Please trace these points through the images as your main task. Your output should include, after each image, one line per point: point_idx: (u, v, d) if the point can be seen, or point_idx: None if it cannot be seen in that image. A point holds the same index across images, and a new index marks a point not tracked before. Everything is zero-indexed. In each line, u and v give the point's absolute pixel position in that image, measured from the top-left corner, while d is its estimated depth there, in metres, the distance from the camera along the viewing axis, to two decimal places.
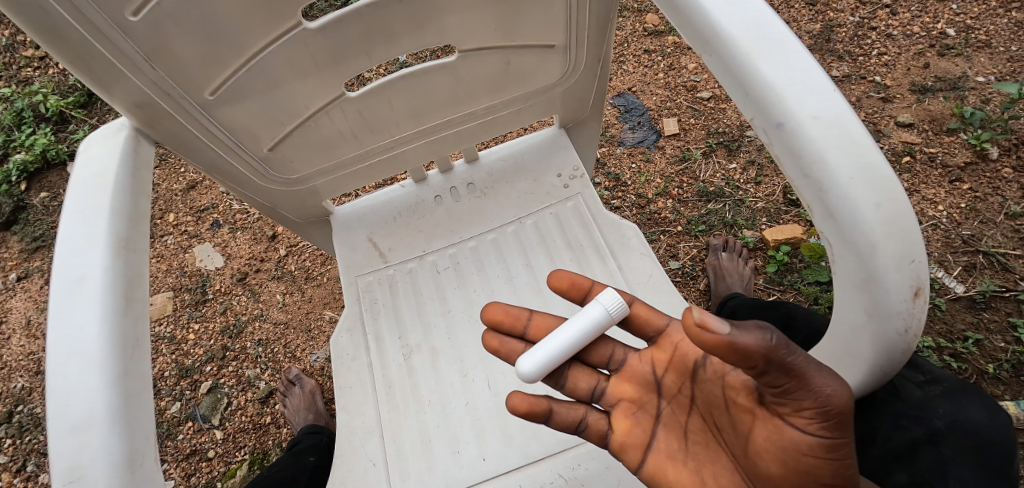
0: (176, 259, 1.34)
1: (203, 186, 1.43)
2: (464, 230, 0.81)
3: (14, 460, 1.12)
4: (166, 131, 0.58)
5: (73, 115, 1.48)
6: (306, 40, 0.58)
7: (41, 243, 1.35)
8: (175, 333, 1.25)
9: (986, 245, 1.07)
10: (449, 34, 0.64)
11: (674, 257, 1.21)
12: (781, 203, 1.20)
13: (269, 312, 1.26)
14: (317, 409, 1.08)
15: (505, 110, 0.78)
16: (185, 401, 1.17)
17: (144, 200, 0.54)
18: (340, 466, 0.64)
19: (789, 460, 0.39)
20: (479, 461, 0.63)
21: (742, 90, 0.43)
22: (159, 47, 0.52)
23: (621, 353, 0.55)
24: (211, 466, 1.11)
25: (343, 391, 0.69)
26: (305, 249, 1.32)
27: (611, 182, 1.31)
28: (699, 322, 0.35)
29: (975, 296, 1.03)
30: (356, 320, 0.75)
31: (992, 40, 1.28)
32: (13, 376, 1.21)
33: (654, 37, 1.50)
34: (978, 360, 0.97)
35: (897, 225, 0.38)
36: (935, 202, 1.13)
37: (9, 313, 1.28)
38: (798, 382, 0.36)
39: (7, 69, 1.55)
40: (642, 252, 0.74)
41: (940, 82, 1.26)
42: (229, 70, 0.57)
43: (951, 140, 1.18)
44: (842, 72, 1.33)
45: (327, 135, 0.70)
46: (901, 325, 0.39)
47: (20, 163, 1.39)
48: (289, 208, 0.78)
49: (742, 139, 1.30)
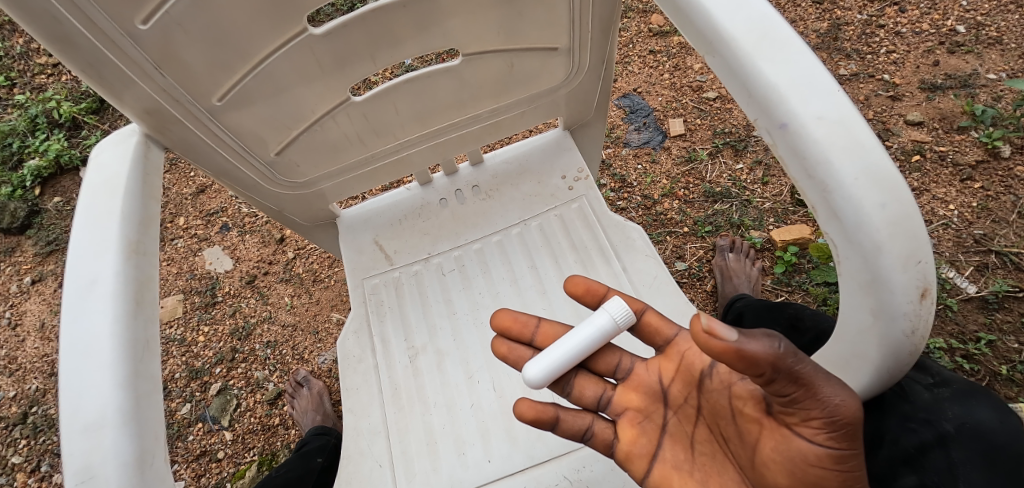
0: (186, 261, 1.35)
1: (214, 190, 1.44)
2: (469, 232, 0.82)
3: (29, 460, 1.14)
4: (176, 137, 0.59)
5: (85, 121, 1.51)
6: (312, 46, 0.59)
7: (54, 246, 1.38)
8: (186, 335, 1.26)
9: (998, 244, 1.06)
10: (452, 38, 0.64)
11: (680, 258, 1.20)
12: (789, 203, 1.20)
13: (278, 314, 1.27)
14: (324, 410, 1.09)
15: (510, 113, 0.78)
16: (195, 402, 1.19)
17: (154, 205, 0.55)
18: (347, 466, 0.64)
19: (797, 471, 0.39)
20: (484, 463, 0.63)
21: (746, 90, 0.43)
22: (167, 54, 0.52)
23: (628, 362, 0.54)
24: (222, 467, 1.13)
25: (349, 392, 0.70)
26: (314, 251, 1.34)
27: (616, 183, 1.31)
28: (707, 329, 0.35)
29: (987, 296, 1.01)
30: (362, 321, 0.75)
31: (1004, 37, 1.27)
32: (28, 377, 1.23)
33: (659, 37, 1.50)
34: (991, 361, 0.96)
35: (902, 224, 0.38)
36: (946, 201, 1.12)
37: (24, 316, 1.30)
38: (805, 392, 0.36)
39: (21, 76, 1.58)
40: (647, 253, 0.74)
41: (950, 80, 1.24)
42: (236, 75, 0.58)
43: (962, 138, 1.17)
44: (850, 71, 1.32)
45: (333, 139, 0.71)
46: (907, 326, 0.38)
47: (34, 168, 1.42)
48: (296, 212, 0.79)
49: (749, 139, 1.29)
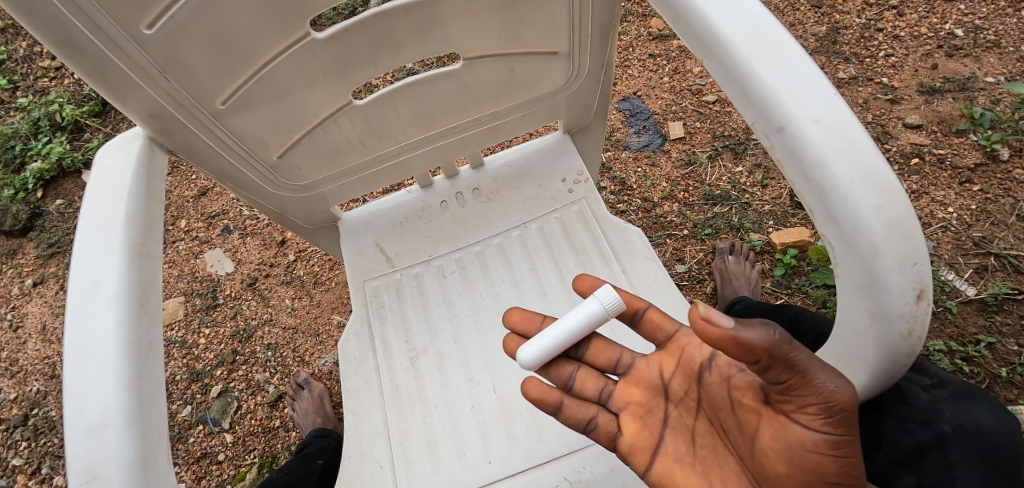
0: (187, 264, 1.36)
1: (215, 193, 1.45)
2: (470, 235, 0.82)
3: (30, 462, 1.15)
4: (180, 140, 0.59)
5: (88, 124, 1.52)
6: (314, 50, 0.59)
7: (56, 249, 1.38)
8: (187, 337, 1.27)
9: (997, 247, 1.06)
10: (453, 42, 0.65)
11: (681, 261, 1.21)
12: (788, 206, 1.20)
13: (279, 317, 1.27)
14: (325, 412, 1.09)
15: (510, 117, 0.79)
16: (196, 405, 1.19)
17: (158, 208, 0.55)
18: (348, 468, 0.65)
19: (793, 456, 0.39)
20: (484, 464, 0.64)
21: (744, 94, 0.43)
22: (172, 59, 0.53)
23: (629, 357, 0.55)
24: (221, 469, 1.13)
25: (351, 394, 0.70)
26: (315, 254, 1.34)
27: (617, 186, 1.31)
28: (705, 316, 0.36)
29: (987, 299, 1.02)
30: (363, 323, 0.76)
31: (1001, 41, 1.28)
32: (30, 379, 1.24)
33: (659, 41, 1.51)
34: (990, 364, 0.96)
35: (899, 226, 0.38)
36: (945, 204, 1.12)
37: (26, 318, 1.31)
38: (800, 378, 0.36)
39: (24, 79, 1.59)
40: (646, 255, 0.74)
41: (949, 83, 1.25)
42: (240, 79, 0.58)
43: (961, 141, 1.18)
44: (848, 74, 1.33)
45: (335, 142, 0.71)
46: (904, 327, 0.39)
47: (36, 171, 1.43)
48: (298, 214, 0.79)
49: (748, 142, 1.30)
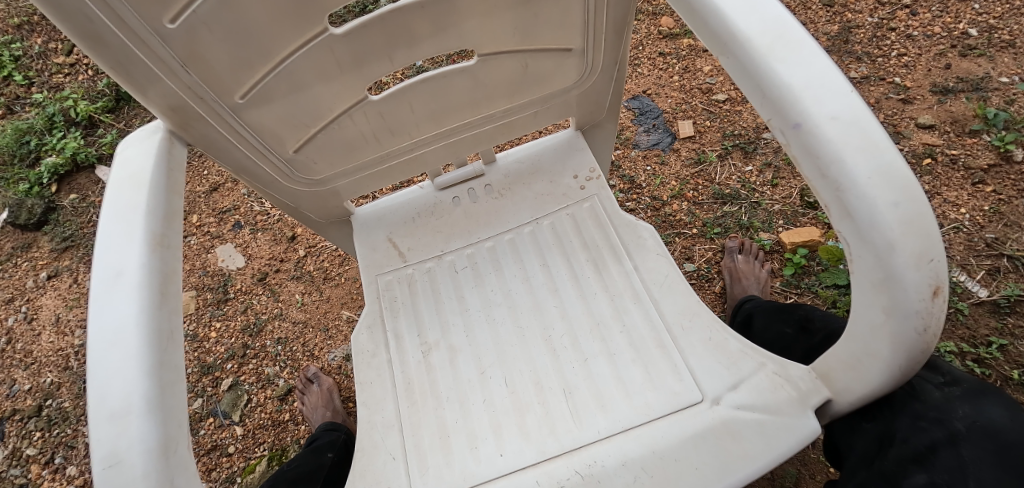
0: (199, 258, 1.38)
1: (226, 188, 1.47)
2: (481, 230, 0.82)
3: (43, 452, 1.16)
4: (198, 134, 0.60)
5: (102, 120, 1.54)
6: (331, 45, 0.60)
7: (70, 242, 1.40)
8: (198, 331, 1.28)
9: (1010, 248, 1.05)
10: (468, 39, 0.65)
11: (690, 260, 1.21)
12: (798, 206, 1.20)
13: (288, 311, 1.28)
14: (334, 406, 1.10)
15: (523, 113, 0.79)
16: (207, 397, 1.21)
17: (177, 200, 0.56)
18: (361, 459, 0.65)
19: None
20: (496, 457, 0.63)
21: (760, 90, 0.43)
22: (194, 53, 0.54)
23: None
24: (231, 462, 1.14)
25: (363, 387, 0.71)
26: (325, 249, 1.35)
27: (626, 184, 1.31)
28: None
29: (999, 300, 1.01)
30: (376, 317, 0.77)
31: (1016, 40, 1.26)
32: (43, 371, 1.26)
33: (669, 40, 1.51)
34: (1002, 366, 0.96)
35: (916, 223, 0.38)
36: (957, 205, 1.12)
37: (39, 310, 1.33)
38: None
39: (39, 75, 1.61)
40: (658, 252, 0.74)
41: (962, 83, 1.24)
42: (258, 74, 0.59)
43: (974, 141, 1.17)
44: (860, 73, 1.32)
45: (349, 137, 0.72)
46: (919, 324, 0.39)
47: (51, 166, 1.45)
48: (311, 208, 0.80)
49: (758, 141, 1.29)
